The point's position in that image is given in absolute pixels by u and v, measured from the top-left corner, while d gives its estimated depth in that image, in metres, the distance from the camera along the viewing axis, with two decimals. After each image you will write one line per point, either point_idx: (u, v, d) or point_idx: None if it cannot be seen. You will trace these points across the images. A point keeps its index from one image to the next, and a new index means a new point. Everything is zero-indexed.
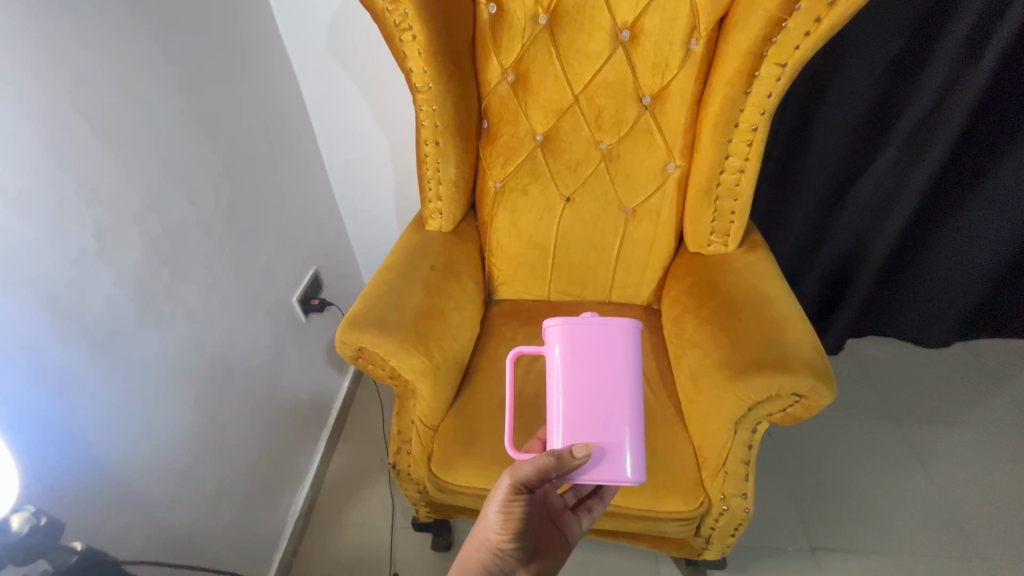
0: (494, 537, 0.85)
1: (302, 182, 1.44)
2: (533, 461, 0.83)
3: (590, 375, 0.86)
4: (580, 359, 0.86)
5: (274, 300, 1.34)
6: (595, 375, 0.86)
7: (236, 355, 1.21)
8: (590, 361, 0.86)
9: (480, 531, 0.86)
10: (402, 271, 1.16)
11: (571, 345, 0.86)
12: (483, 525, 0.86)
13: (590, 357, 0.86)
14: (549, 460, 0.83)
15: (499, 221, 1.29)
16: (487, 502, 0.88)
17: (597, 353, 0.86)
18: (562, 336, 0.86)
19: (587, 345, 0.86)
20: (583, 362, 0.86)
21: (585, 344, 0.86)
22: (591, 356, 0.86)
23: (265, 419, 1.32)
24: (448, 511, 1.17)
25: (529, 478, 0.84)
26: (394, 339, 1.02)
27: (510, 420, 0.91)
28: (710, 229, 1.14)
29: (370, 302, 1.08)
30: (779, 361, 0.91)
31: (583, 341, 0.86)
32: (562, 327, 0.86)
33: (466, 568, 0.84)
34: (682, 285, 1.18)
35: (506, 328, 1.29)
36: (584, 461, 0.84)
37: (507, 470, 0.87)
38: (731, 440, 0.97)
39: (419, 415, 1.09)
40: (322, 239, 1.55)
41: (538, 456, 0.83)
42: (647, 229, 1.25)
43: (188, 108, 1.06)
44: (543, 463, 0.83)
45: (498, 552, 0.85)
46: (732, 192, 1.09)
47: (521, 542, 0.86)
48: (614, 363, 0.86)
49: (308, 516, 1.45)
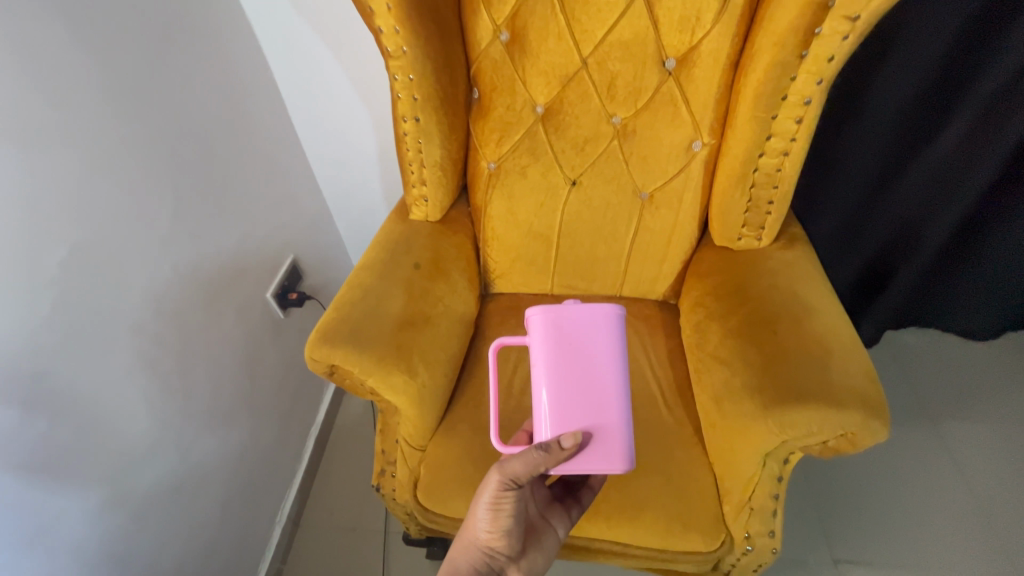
0: (484, 536, 0.77)
1: (271, 163, 1.27)
2: (522, 457, 0.72)
3: (574, 368, 0.74)
4: (563, 350, 0.74)
5: (244, 298, 1.21)
6: (579, 367, 0.74)
7: (200, 364, 1.09)
8: (573, 353, 0.74)
9: (468, 530, 0.78)
10: (380, 271, 1.01)
11: (553, 335, 0.73)
12: (471, 525, 0.77)
13: (573, 348, 0.74)
14: (538, 455, 0.72)
15: (493, 207, 1.12)
16: (473, 500, 0.78)
17: (581, 343, 0.74)
18: (543, 326, 0.74)
19: (570, 335, 0.73)
20: (566, 353, 0.74)
21: (568, 333, 0.73)
22: (576, 347, 0.74)
23: (240, 427, 1.21)
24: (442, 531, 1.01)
25: (519, 476, 0.73)
26: (372, 357, 0.89)
27: (494, 416, 0.79)
28: (742, 221, 0.96)
29: (344, 310, 0.94)
30: (825, 392, 0.76)
31: (566, 329, 0.73)
32: (544, 315, 0.73)
33: (455, 570, 0.77)
34: (706, 284, 1.01)
35: (503, 330, 1.14)
36: (572, 453, 0.72)
37: (494, 465, 0.76)
38: (760, 474, 0.84)
39: (404, 435, 0.97)
40: (300, 224, 1.40)
41: (526, 451, 0.72)
42: (666, 217, 1.07)
43: (105, 83, 0.89)
44: (533, 459, 0.72)
45: (490, 549, 0.78)
46: (771, 179, 0.90)
47: (513, 540, 0.78)
48: (599, 356, 0.74)
49: (297, 521, 1.37)
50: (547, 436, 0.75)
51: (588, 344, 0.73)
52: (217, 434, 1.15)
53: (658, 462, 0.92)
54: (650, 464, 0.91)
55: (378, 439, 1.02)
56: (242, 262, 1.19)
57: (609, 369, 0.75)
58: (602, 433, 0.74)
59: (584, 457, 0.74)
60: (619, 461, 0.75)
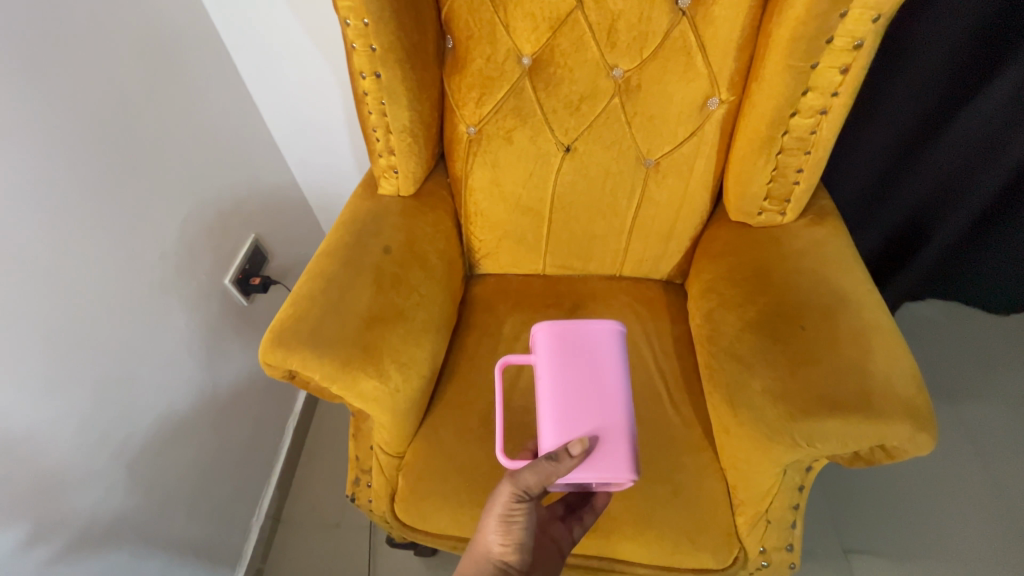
0: (497, 551, 0.65)
1: (217, 131, 1.09)
2: (536, 467, 0.62)
3: (577, 381, 0.64)
4: (564, 363, 0.64)
5: (197, 285, 1.06)
6: (582, 380, 0.64)
7: (153, 365, 0.97)
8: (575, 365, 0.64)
9: (478, 546, 0.66)
10: (344, 258, 0.87)
11: (555, 346, 0.65)
12: (482, 539, 0.66)
13: (576, 360, 0.64)
14: (546, 466, 0.61)
15: (475, 179, 0.97)
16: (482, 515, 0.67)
17: (584, 355, 0.65)
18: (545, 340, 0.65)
19: (572, 347, 0.65)
20: (568, 366, 0.64)
21: (569, 345, 0.65)
22: (578, 360, 0.65)
23: (203, 430, 1.08)
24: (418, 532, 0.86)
25: (532, 487, 0.63)
26: (335, 362, 0.77)
27: (497, 437, 0.70)
28: (764, 194, 0.82)
29: (302, 307, 0.81)
30: (863, 400, 0.65)
31: (568, 341, 0.65)
32: (546, 328, 0.65)
33: None
34: (721, 266, 0.88)
35: (489, 318, 1.02)
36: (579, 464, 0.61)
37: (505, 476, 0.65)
38: (777, 488, 0.76)
39: (380, 443, 0.87)
40: (262, 198, 1.23)
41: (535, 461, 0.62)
42: (674, 188, 0.93)
43: None
44: (544, 469, 0.62)
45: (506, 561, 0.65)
46: (804, 143, 0.75)
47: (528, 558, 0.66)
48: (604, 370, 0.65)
49: (279, 513, 1.27)
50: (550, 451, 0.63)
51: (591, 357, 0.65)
52: (174, 440, 1.01)
53: (663, 469, 0.82)
54: (655, 472, 0.82)
55: (350, 445, 0.92)
56: (191, 245, 1.04)
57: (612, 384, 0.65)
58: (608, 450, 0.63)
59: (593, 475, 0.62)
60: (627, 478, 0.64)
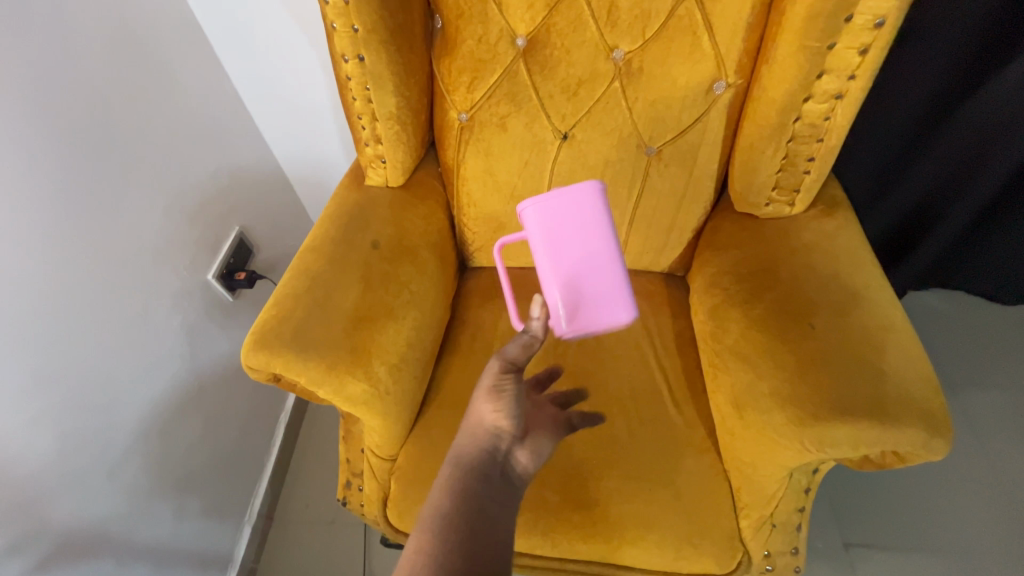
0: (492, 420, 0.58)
1: (194, 119, 1.03)
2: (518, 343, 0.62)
3: (570, 254, 0.61)
4: (553, 234, 0.60)
5: (178, 281, 1.01)
6: (575, 251, 0.61)
7: (134, 366, 0.92)
8: (568, 239, 0.61)
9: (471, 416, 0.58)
10: (329, 254, 0.83)
11: (542, 227, 0.60)
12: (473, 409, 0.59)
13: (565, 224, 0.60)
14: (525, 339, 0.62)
15: (467, 168, 0.92)
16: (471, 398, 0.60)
17: (574, 225, 0.60)
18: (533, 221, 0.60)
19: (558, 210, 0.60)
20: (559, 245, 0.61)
21: (557, 218, 0.60)
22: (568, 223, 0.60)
23: (189, 432, 1.04)
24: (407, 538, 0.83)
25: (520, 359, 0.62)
26: (321, 365, 0.73)
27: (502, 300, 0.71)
28: (772, 184, 0.78)
29: (285, 307, 0.76)
30: (876, 404, 0.62)
31: (552, 208, 0.59)
32: (532, 206, 0.59)
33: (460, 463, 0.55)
34: (725, 260, 0.84)
35: (484, 314, 0.98)
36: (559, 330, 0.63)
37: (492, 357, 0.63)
38: (783, 492, 0.73)
39: (370, 446, 0.84)
40: (245, 189, 1.18)
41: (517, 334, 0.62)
42: (677, 177, 0.88)
43: None
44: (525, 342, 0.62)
45: (497, 436, 0.57)
46: (816, 130, 0.71)
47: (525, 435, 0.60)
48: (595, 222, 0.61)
49: (272, 512, 1.24)
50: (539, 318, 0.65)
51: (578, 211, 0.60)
52: (158, 444, 0.98)
53: (664, 471, 0.79)
54: (655, 475, 0.79)
55: (340, 448, 0.89)
56: (170, 240, 0.99)
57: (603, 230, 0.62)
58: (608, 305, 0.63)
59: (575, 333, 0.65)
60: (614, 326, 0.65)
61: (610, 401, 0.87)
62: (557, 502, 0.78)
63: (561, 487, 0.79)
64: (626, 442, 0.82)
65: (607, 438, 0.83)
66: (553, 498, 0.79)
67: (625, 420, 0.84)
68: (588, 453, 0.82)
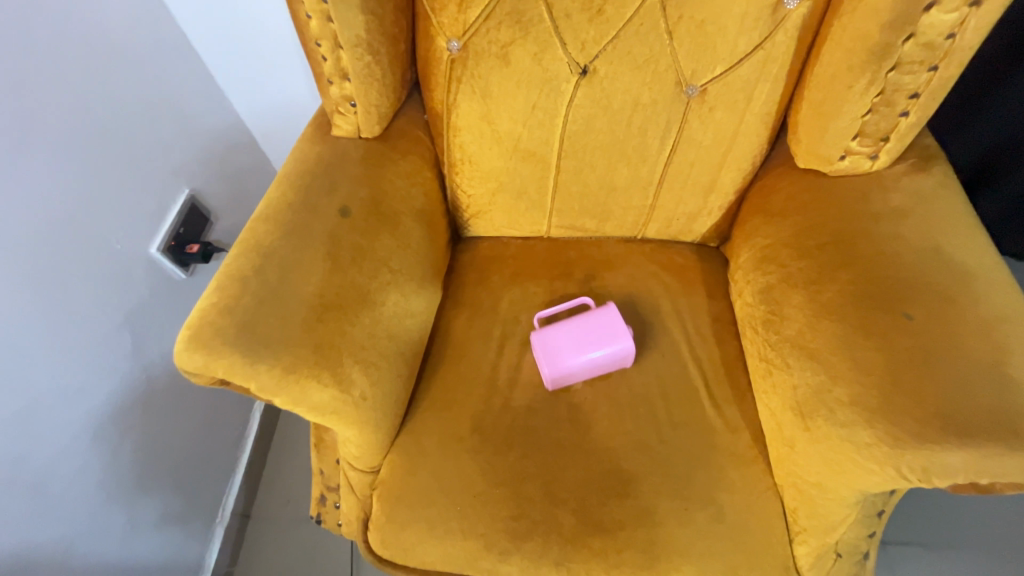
0: None
1: (114, 57, 0.83)
2: None
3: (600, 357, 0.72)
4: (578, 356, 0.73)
5: (107, 258, 0.83)
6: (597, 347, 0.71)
7: (62, 362, 0.77)
8: (591, 318, 0.73)
9: None
10: (285, 225, 0.65)
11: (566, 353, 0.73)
12: None
13: (586, 315, 0.73)
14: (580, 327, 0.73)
15: (459, 114, 0.73)
16: None
17: (604, 331, 0.72)
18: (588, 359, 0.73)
19: (605, 365, 0.73)
20: (599, 313, 0.73)
21: (615, 323, 0.73)
22: (606, 331, 0.72)
23: (137, 435, 0.89)
24: (392, 565, 0.69)
25: None
26: (275, 369, 0.57)
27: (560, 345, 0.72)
28: (855, 130, 0.60)
29: (228, 292, 0.60)
30: (1004, 425, 0.47)
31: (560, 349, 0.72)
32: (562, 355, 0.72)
33: None
34: (785, 228, 0.67)
35: (481, 294, 0.81)
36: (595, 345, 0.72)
37: None
38: (853, 518, 0.59)
39: (347, 458, 0.69)
40: (194, 144, 0.98)
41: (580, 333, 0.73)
42: (724, 125, 0.70)
43: None
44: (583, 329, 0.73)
45: None
46: (932, 54, 0.53)
47: None
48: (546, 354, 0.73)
49: (249, 511, 1.11)
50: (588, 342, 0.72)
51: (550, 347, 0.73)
52: (98, 450, 0.83)
53: (702, 487, 0.65)
54: (692, 491, 0.65)
55: (312, 457, 0.74)
56: (93, 208, 0.81)
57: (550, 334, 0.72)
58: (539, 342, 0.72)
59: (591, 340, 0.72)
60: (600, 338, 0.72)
61: (636, 399, 0.72)
62: (574, 525, 0.64)
63: (578, 506, 0.65)
64: (655, 451, 0.68)
65: (633, 447, 0.68)
66: (568, 520, 0.65)
67: (654, 424, 0.70)
68: (609, 465, 0.68)
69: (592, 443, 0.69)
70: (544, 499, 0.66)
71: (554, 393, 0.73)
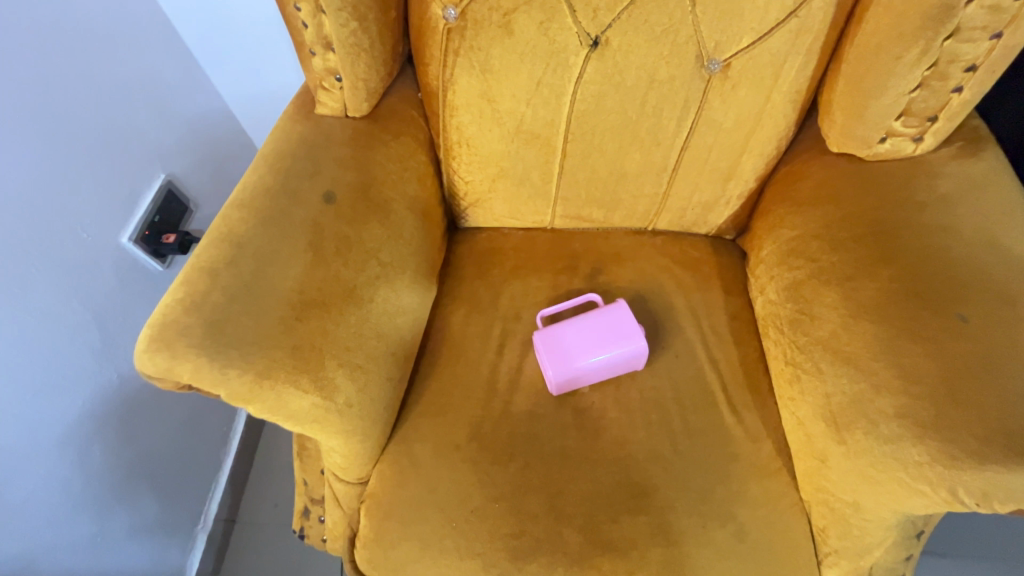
0: None
1: (75, 28, 0.75)
2: None
3: (609, 359, 0.66)
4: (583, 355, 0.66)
5: (74, 249, 0.76)
6: (604, 343, 0.65)
7: (21, 363, 0.70)
8: (599, 314, 0.67)
9: None
10: (262, 212, 0.59)
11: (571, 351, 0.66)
12: None
13: (593, 311, 0.68)
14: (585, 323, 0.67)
15: (456, 90, 0.67)
16: None
17: (612, 330, 0.66)
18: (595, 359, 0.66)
19: (613, 367, 0.67)
20: (608, 309, 0.67)
21: (626, 321, 0.67)
22: (614, 328, 0.66)
23: (112, 440, 0.82)
24: None
25: None
26: (247, 373, 0.51)
27: (564, 343, 0.66)
28: (900, 110, 0.54)
29: (196, 287, 0.53)
30: None
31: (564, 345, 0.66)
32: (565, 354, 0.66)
33: None
34: (814, 218, 0.61)
35: (479, 289, 0.75)
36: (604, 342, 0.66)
37: None
38: (891, 541, 0.54)
39: (333, 469, 0.64)
40: (171, 126, 0.91)
41: (587, 329, 0.66)
42: (748, 104, 0.64)
43: None
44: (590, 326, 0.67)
45: None
46: (998, 19, 0.47)
47: None
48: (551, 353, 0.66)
49: (234, 516, 1.04)
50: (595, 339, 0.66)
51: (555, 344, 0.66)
52: (67, 456, 0.76)
53: (721, 503, 0.59)
54: (710, 507, 0.59)
55: (295, 467, 0.69)
56: (56, 193, 0.74)
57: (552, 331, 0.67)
58: (542, 341, 0.67)
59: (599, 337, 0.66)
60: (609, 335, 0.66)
61: (648, 405, 0.66)
62: (581, 545, 0.58)
63: (585, 523, 0.59)
64: (669, 462, 0.62)
65: (645, 458, 0.62)
66: (575, 539, 0.59)
67: (668, 433, 0.64)
68: (619, 477, 0.62)
69: (601, 454, 0.63)
70: (548, 515, 0.60)
71: (558, 398, 0.67)
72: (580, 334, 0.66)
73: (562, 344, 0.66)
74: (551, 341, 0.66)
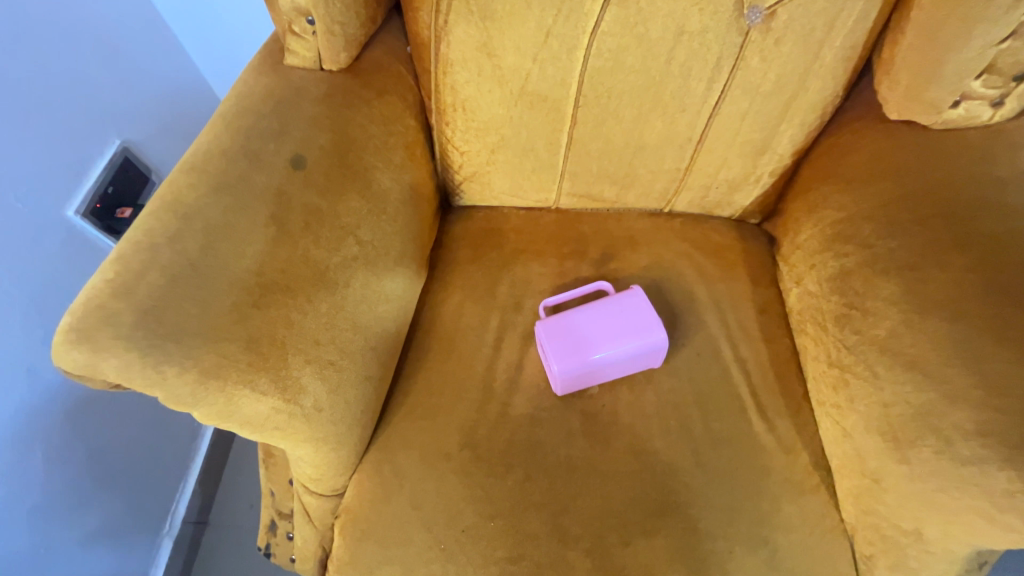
0: None
1: None
2: None
3: (623, 354, 0.57)
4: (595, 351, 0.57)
5: (11, 221, 0.66)
6: (620, 337, 0.57)
7: None
8: (614, 303, 0.59)
9: None
10: (218, 178, 0.49)
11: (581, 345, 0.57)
12: None
13: (606, 299, 0.60)
14: (599, 312, 0.59)
15: (451, 41, 0.57)
16: None
17: (629, 322, 0.58)
18: (607, 355, 0.57)
19: (628, 364, 0.58)
20: (623, 298, 0.59)
21: (644, 312, 0.58)
22: (631, 320, 0.58)
23: (65, 440, 0.73)
24: None
25: None
26: (190, 373, 0.42)
27: (573, 336, 0.58)
28: (983, 65, 0.46)
29: (130, 265, 0.44)
30: None
31: (572, 339, 0.57)
32: (574, 350, 0.57)
33: None
34: (867, 196, 0.52)
35: (474, 275, 0.66)
36: (621, 336, 0.57)
37: None
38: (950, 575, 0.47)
39: (302, 480, 0.55)
40: (129, 86, 0.81)
41: (599, 321, 0.58)
42: (792, 64, 0.55)
43: None
44: (603, 316, 0.58)
45: None
46: None
47: None
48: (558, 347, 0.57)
49: (206, 518, 0.93)
50: (609, 333, 0.57)
51: (562, 337, 0.58)
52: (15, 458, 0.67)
53: (752, 524, 0.51)
54: (739, 529, 0.51)
55: (260, 475, 0.60)
56: None
57: (558, 321, 0.59)
58: (547, 333, 0.58)
59: (615, 330, 0.57)
60: (625, 329, 0.57)
61: (667, 410, 0.57)
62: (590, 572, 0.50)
63: (595, 547, 0.51)
64: (692, 477, 0.54)
65: (663, 471, 0.54)
66: (582, 565, 0.51)
67: (689, 442, 0.55)
68: (634, 493, 0.53)
69: (612, 466, 0.55)
70: (552, 537, 0.52)
71: (562, 401, 0.58)
72: (590, 326, 0.58)
73: (571, 337, 0.58)
74: (559, 334, 0.58)
